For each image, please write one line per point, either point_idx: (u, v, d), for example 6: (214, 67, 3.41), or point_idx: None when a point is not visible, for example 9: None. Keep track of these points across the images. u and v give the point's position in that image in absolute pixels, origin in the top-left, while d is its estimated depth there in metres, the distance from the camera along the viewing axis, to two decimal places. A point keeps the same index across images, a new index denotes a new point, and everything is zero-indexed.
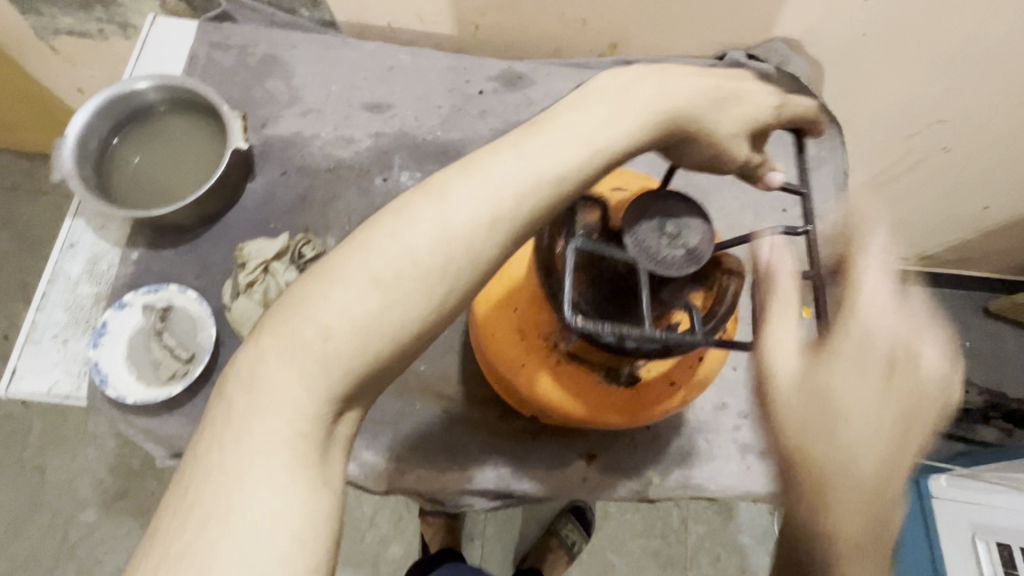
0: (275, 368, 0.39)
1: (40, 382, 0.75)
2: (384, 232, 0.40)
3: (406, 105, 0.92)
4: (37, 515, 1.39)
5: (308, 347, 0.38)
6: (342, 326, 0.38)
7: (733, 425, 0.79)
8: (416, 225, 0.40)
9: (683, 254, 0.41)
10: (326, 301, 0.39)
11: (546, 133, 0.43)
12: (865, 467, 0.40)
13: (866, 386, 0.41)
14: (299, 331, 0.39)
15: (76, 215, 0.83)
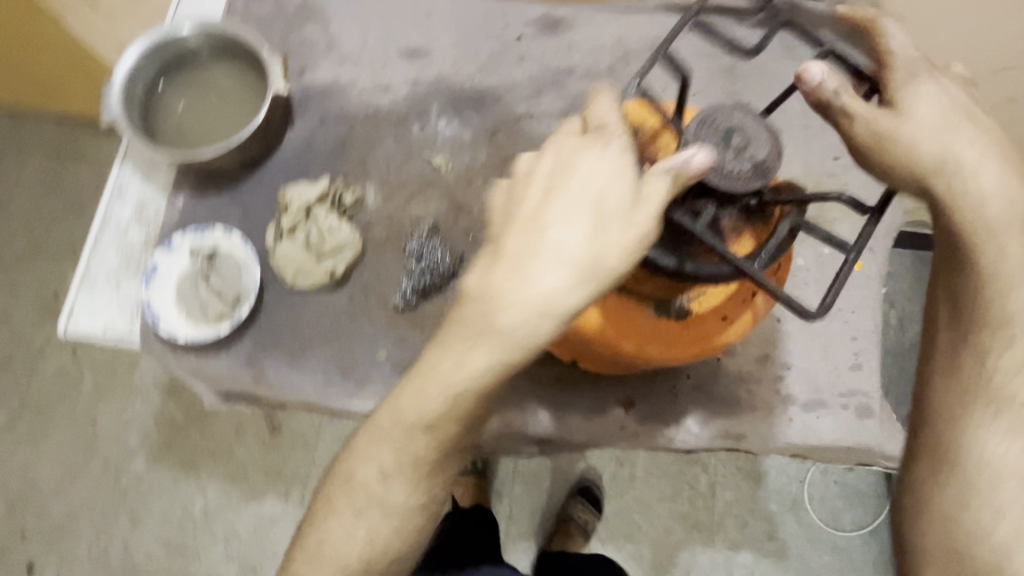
0: (359, 458, 0.56)
1: (96, 322, 0.79)
2: (365, 457, 0.55)
3: (444, 51, 0.90)
4: (92, 463, 1.46)
5: (325, 546, 0.57)
6: (348, 528, 0.57)
7: (778, 376, 0.78)
8: (389, 449, 0.54)
9: (751, 168, 0.45)
10: (341, 505, 0.57)
11: (527, 253, 0.47)
12: (1006, 199, 0.50)
13: (969, 146, 0.51)
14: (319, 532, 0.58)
15: (123, 161, 0.85)
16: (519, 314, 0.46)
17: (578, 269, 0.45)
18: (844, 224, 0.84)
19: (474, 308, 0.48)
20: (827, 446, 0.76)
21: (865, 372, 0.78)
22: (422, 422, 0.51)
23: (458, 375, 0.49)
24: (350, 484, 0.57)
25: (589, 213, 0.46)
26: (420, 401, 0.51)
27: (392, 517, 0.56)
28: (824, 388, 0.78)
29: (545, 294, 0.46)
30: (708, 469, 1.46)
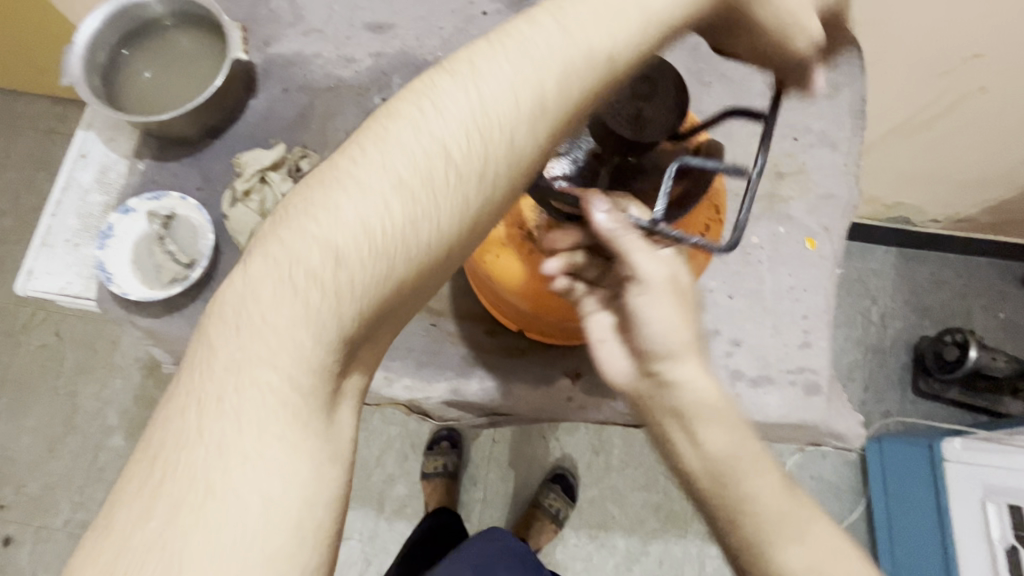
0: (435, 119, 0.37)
1: (53, 282, 0.79)
2: (388, 147, 0.37)
3: (408, 26, 0.90)
4: (71, 438, 1.47)
5: (312, 283, 0.35)
6: (354, 250, 0.35)
7: (727, 351, 0.78)
8: (497, 88, 0.38)
9: (628, 116, 0.46)
10: (334, 215, 0.36)
11: None
12: (704, 385, 0.51)
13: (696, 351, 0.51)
14: (338, 231, 0.35)
15: (88, 127, 0.86)
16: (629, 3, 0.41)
17: None
18: (800, 203, 0.85)
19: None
20: (775, 422, 0.76)
21: (814, 349, 0.78)
22: (498, 100, 0.38)
23: (553, 45, 0.39)
24: (373, 177, 0.36)
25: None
26: (501, 71, 0.38)
27: (434, 235, 0.37)
28: (772, 364, 0.78)
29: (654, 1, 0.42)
30: None
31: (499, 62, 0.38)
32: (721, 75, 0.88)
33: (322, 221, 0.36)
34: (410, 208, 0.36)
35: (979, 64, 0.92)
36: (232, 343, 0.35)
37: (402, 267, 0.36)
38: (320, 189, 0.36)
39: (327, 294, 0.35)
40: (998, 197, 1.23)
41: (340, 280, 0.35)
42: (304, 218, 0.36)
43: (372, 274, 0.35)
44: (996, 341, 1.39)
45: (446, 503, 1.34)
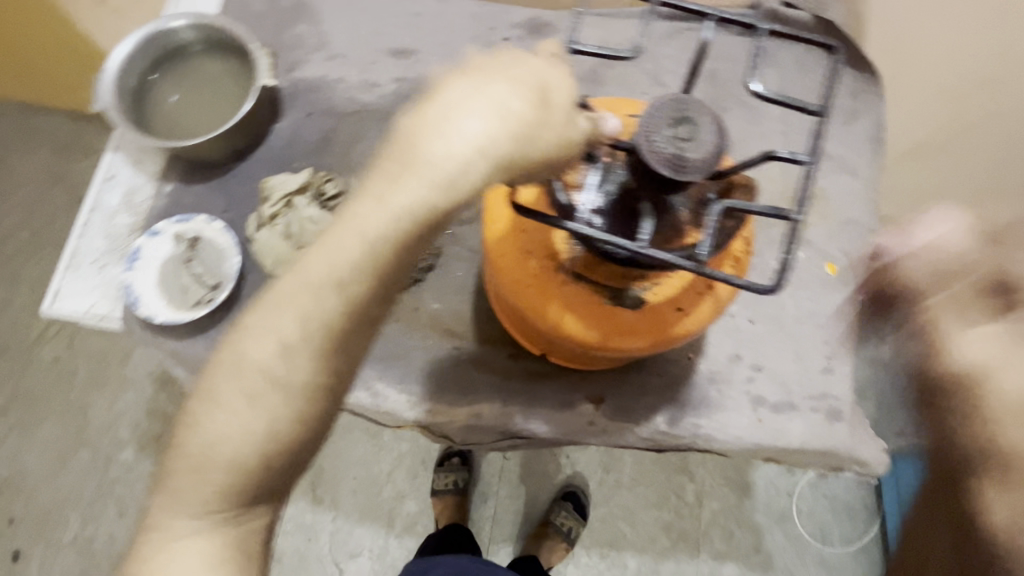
0: (246, 340, 0.44)
1: (80, 303, 0.80)
2: (224, 371, 0.45)
3: (430, 51, 0.92)
4: (80, 453, 1.43)
5: (200, 446, 0.44)
6: (237, 413, 0.44)
7: (748, 377, 0.78)
8: (294, 313, 0.42)
9: (668, 154, 0.45)
10: (210, 423, 0.44)
11: (476, 90, 0.39)
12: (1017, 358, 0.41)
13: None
14: (201, 436, 0.44)
15: (115, 149, 0.87)
16: (443, 148, 0.38)
17: (509, 124, 0.39)
18: (819, 227, 0.85)
19: (403, 154, 0.40)
20: (796, 449, 0.76)
21: (836, 375, 0.78)
22: (332, 277, 0.42)
23: (381, 215, 0.40)
24: (242, 360, 0.44)
25: (532, 92, 0.40)
26: (330, 255, 0.42)
27: (285, 397, 0.43)
28: (794, 390, 0.78)
29: (493, 142, 0.39)
30: (697, 479, 1.41)
31: (288, 286, 0.43)
32: (740, 101, 0.89)
33: (192, 425, 0.45)
34: (271, 375, 0.43)
35: None
36: (146, 534, 0.46)
37: (244, 454, 0.44)
38: (211, 369, 0.46)
39: (215, 450, 0.44)
40: None
41: (204, 468, 0.44)
42: (201, 394, 0.45)
43: (215, 462, 0.44)
44: None
45: (457, 521, 1.33)
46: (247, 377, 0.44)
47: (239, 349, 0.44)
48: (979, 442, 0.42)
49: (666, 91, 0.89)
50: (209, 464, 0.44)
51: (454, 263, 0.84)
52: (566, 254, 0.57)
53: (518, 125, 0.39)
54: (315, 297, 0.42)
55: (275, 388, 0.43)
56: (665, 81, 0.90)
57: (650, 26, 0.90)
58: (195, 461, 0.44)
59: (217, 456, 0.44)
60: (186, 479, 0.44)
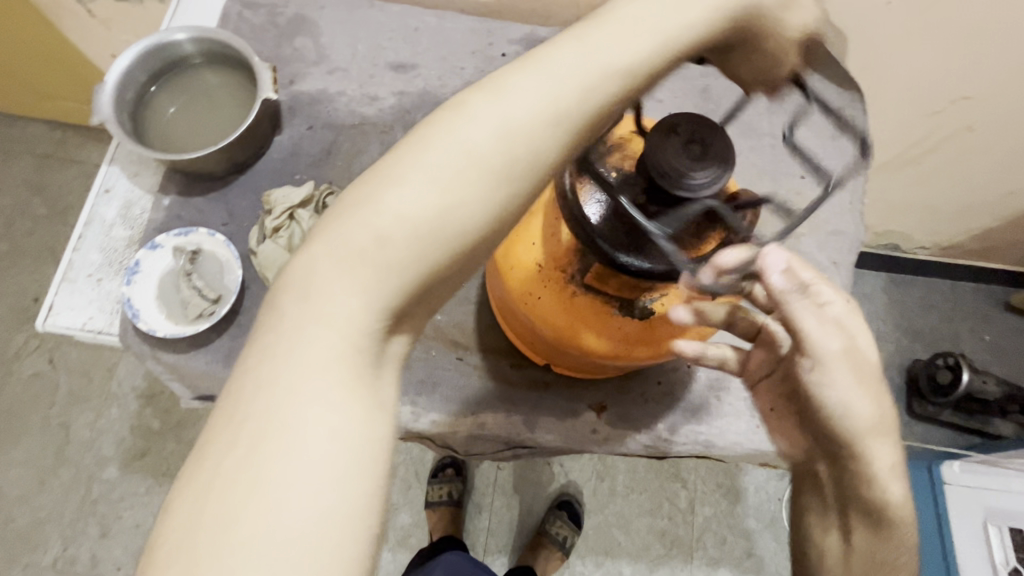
0: (466, 116, 0.36)
1: (75, 318, 0.79)
2: (432, 141, 0.35)
3: (430, 65, 0.93)
4: (61, 471, 1.38)
5: (370, 250, 0.34)
6: (439, 189, 0.34)
7: (745, 384, 0.80)
8: (528, 91, 0.36)
9: (667, 130, 0.49)
10: (404, 192, 0.34)
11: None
12: (873, 406, 0.49)
13: (863, 375, 0.49)
14: (386, 216, 0.34)
15: (112, 161, 0.86)
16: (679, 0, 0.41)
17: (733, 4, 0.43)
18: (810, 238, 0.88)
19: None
20: None
21: None
22: (577, 61, 0.37)
23: (629, 24, 0.39)
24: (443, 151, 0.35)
25: None
26: (567, 59, 0.37)
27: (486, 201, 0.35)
28: None
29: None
30: (688, 485, 1.42)
31: (525, 70, 0.37)
32: (731, 116, 0.92)
33: (375, 200, 0.35)
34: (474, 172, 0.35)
35: (965, 104, 0.96)
36: (285, 324, 0.34)
37: (444, 242, 0.34)
38: (385, 172, 0.36)
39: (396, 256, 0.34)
40: (985, 227, 1.27)
41: (387, 252, 0.34)
42: (375, 194, 0.36)
43: (403, 248, 0.34)
44: (984, 364, 1.43)
45: (452, 532, 1.32)
46: (463, 153, 0.35)
47: (459, 120, 0.36)
48: (875, 487, 0.50)
49: (660, 105, 0.92)
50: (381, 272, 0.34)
51: None
52: (575, 266, 0.58)
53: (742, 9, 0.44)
54: (563, 80, 0.37)
55: (495, 171, 0.35)
56: (659, 96, 0.93)
57: None
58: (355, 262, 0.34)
59: (399, 264, 0.34)
60: (348, 287, 0.34)
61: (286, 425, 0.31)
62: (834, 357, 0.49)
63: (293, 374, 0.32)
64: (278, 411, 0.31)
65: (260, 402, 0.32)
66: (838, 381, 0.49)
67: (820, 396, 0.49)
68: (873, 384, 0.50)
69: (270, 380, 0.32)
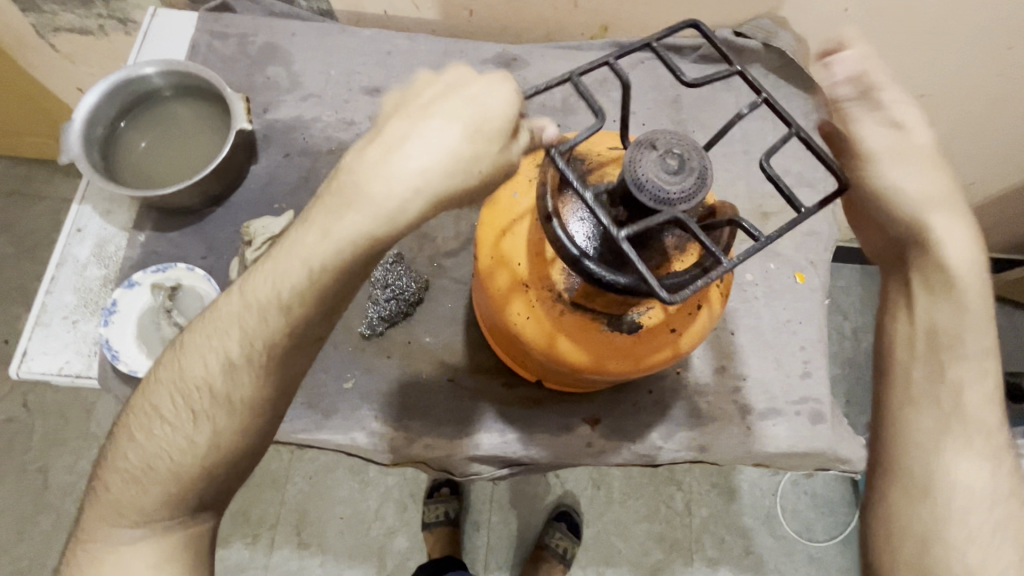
0: (221, 321, 0.51)
1: (50, 363, 0.76)
2: (204, 343, 0.52)
3: (404, 88, 0.94)
4: (40, 518, 1.32)
5: (159, 424, 0.53)
6: (198, 372, 0.52)
7: (733, 387, 0.81)
8: (265, 299, 0.48)
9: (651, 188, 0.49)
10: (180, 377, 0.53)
11: (437, 124, 0.43)
12: (931, 177, 0.54)
13: (914, 159, 0.54)
14: (173, 387, 0.53)
15: (82, 200, 0.84)
16: (385, 188, 0.43)
17: (452, 161, 0.43)
18: (787, 239, 0.90)
19: (347, 192, 0.44)
20: (785, 452, 0.79)
21: (814, 378, 0.82)
22: (297, 273, 0.46)
23: (337, 230, 0.44)
24: (172, 385, 0.53)
25: (464, 126, 0.43)
26: (292, 262, 0.46)
27: (218, 409, 0.51)
28: (778, 396, 0.81)
29: (403, 194, 0.43)
30: (683, 487, 1.43)
31: (250, 298, 0.49)
32: (702, 125, 0.95)
33: (162, 387, 0.54)
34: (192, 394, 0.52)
35: (924, 102, 1.00)
36: (118, 474, 0.54)
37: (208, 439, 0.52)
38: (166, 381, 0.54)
39: (166, 457, 0.52)
40: (952, 216, 1.32)
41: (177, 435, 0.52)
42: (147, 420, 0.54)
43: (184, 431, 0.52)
44: None
45: (451, 552, 1.30)
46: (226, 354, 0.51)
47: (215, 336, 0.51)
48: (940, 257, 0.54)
49: (634, 118, 0.94)
50: (159, 468, 0.53)
51: (443, 295, 0.85)
52: (561, 284, 0.59)
53: (465, 162, 0.43)
54: (290, 277, 0.47)
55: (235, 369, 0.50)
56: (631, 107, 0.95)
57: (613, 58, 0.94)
58: (134, 481, 0.53)
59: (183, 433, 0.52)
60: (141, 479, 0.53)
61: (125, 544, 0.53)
62: (885, 153, 0.54)
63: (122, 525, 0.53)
64: (119, 536, 0.54)
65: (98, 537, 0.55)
66: (891, 160, 0.54)
67: (873, 170, 0.55)
68: (914, 126, 0.53)
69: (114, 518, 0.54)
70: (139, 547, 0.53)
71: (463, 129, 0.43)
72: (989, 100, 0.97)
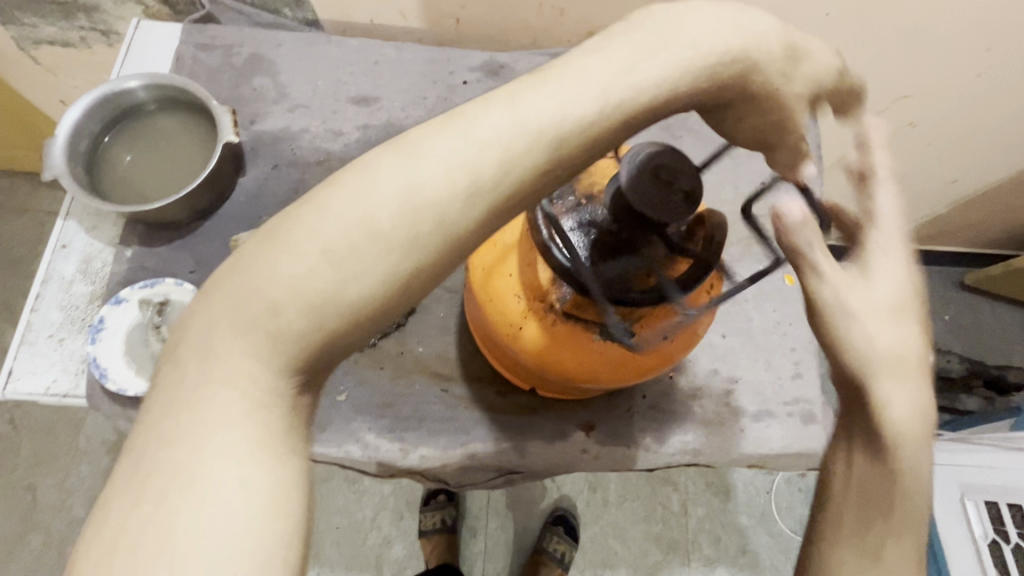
0: (431, 137, 0.35)
1: (36, 382, 0.75)
2: (386, 165, 0.35)
3: (392, 97, 0.94)
4: (29, 538, 1.30)
5: (279, 285, 0.33)
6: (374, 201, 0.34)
7: (726, 390, 0.82)
8: (512, 112, 0.36)
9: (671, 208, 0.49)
10: (312, 233, 0.34)
11: (721, 1, 0.42)
12: (892, 339, 0.43)
13: (871, 315, 0.43)
14: (310, 236, 0.34)
15: (67, 216, 0.83)
16: (674, 46, 0.39)
17: (741, 36, 0.41)
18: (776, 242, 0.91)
19: (644, 18, 0.40)
20: (779, 454, 0.80)
21: (805, 379, 0.83)
22: (566, 103, 0.36)
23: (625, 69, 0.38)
24: (267, 255, 0.34)
25: (745, 11, 0.42)
26: (538, 97, 0.37)
27: (409, 242, 0.33)
28: (770, 398, 0.82)
29: (692, 48, 0.39)
30: (679, 488, 1.43)
31: (486, 113, 0.36)
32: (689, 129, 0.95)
33: (291, 231, 0.34)
34: (363, 221, 0.33)
35: (907, 103, 1.01)
36: (183, 378, 0.34)
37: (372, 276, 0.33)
38: (314, 193, 0.35)
39: (295, 294, 0.33)
40: (937, 214, 1.34)
41: (309, 293, 0.33)
42: (279, 241, 0.34)
43: (329, 280, 0.33)
44: (947, 344, 1.48)
45: (448, 560, 1.30)
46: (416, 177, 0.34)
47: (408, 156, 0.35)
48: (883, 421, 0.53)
49: None
50: (283, 316, 0.33)
51: (435, 303, 0.85)
52: (554, 295, 0.58)
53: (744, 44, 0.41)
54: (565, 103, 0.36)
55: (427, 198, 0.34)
56: None
57: None
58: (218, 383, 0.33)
59: (320, 298, 0.33)
60: (252, 320, 0.34)
61: (196, 487, 0.31)
62: (845, 312, 0.44)
63: (189, 451, 0.32)
64: (187, 469, 0.31)
65: (136, 469, 0.32)
66: (852, 317, 0.43)
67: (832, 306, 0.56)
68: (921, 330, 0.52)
69: (180, 441, 0.32)
70: (221, 480, 0.31)
71: (752, 17, 0.42)
72: (970, 100, 0.99)
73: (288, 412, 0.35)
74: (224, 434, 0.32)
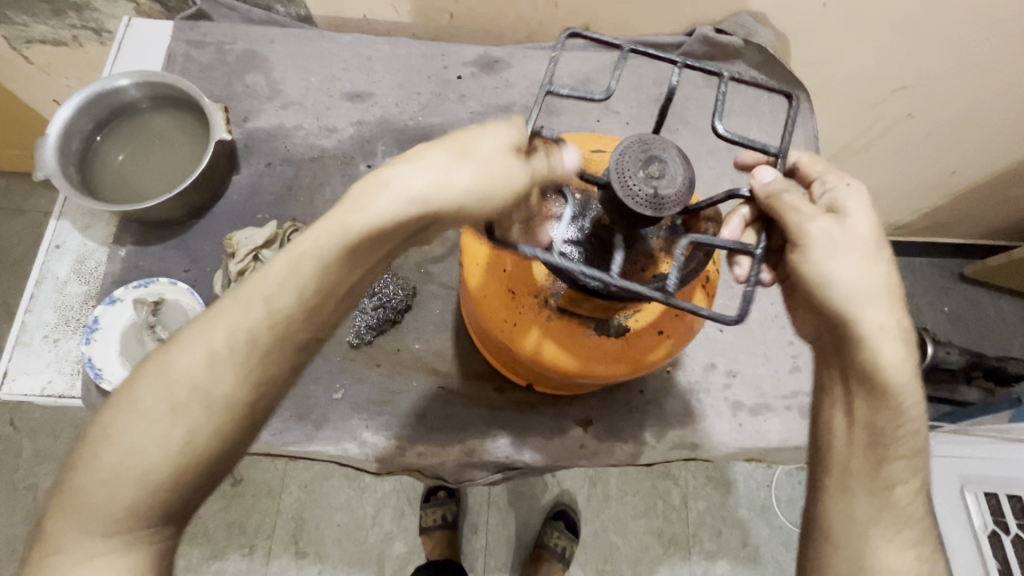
0: (225, 311, 0.47)
1: (32, 383, 0.75)
2: (186, 347, 0.47)
3: (386, 93, 0.93)
4: (30, 538, 1.30)
5: (125, 446, 0.46)
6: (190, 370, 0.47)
7: (724, 384, 0.82)
8: (310, 267, 0.45)
9: (646, 197, 0.48)
10: (145, 403, 0.47)
11: (461, 159, 0.44)
12: (864, 274, 0.50)
13: (832, 247, 0.50)
14: (150, 402, 0.47)
15: (60, 216, 0.83)
16: (440, 191, 0.43)
17: (488, 179, 0.44)
18: None
19: (376, 184, 0.44)
20: (777, 448, 0.79)
21: (803, 373, 0.83)
22: (396, 208, 0.43)
23: (418, 183, 0.43)
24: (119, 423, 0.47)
25: (491, 153, 0.44)
26: (371, 209, 0.43)
27: (224, 398, 0.47)
28: (768, 392, 0.82)
29: (470, 188, 0.44)
30: (679, 482, 1.43)
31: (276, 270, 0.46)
32: (686, 123, 0.95)
33: (129, 401, 0.47)
34: (175, 395, 0.47)
35: (905, 94, 1.00)
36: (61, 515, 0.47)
37: (196, 429, 0.47)
38: (135, 374, 0.48)
39: (107, 486, 0.46)
40: (937, 205, 1.33)
41: (147, 449, 0.46)
42: (89, 450, 0.47)
43: (167, 435, 0.46)
44: (947, 335, 1.48)
45: (449, 556, 1.30)
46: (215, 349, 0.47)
47: (200, 332, 0.47)
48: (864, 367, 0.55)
49: (618, 117, 0.94)
50: (127, 470, 0.46)
51: (431, 300, 0.85)
52: (547, 290, 0.59)
53: (502, 185, 0.45)
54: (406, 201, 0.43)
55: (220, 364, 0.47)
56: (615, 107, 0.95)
57: (594, 57, 0.96)
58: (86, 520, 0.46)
59: (163, 448, 0.46)
60: (86, 512, 0.46)
61: None
62: (818, 241, 0.50)
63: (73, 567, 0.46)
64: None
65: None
66: (833, 246, 0.50)
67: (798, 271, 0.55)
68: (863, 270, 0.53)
69: (67, 561, 0.46)
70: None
71: (495, 159, 0.45)
72: (969, 90, 0.98)
73: (149, 528, 0.48)
74: (99, 551, 0.46)
